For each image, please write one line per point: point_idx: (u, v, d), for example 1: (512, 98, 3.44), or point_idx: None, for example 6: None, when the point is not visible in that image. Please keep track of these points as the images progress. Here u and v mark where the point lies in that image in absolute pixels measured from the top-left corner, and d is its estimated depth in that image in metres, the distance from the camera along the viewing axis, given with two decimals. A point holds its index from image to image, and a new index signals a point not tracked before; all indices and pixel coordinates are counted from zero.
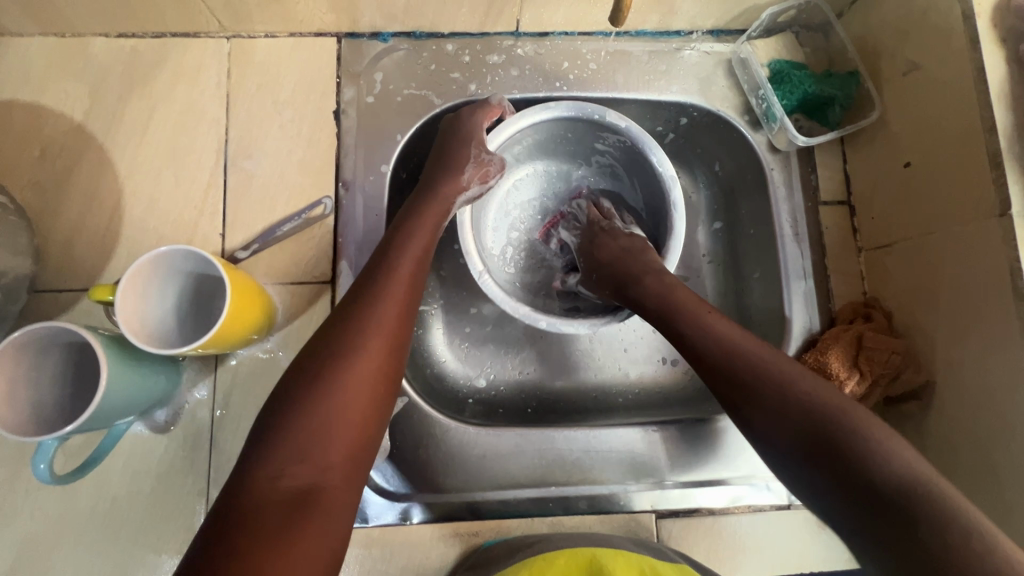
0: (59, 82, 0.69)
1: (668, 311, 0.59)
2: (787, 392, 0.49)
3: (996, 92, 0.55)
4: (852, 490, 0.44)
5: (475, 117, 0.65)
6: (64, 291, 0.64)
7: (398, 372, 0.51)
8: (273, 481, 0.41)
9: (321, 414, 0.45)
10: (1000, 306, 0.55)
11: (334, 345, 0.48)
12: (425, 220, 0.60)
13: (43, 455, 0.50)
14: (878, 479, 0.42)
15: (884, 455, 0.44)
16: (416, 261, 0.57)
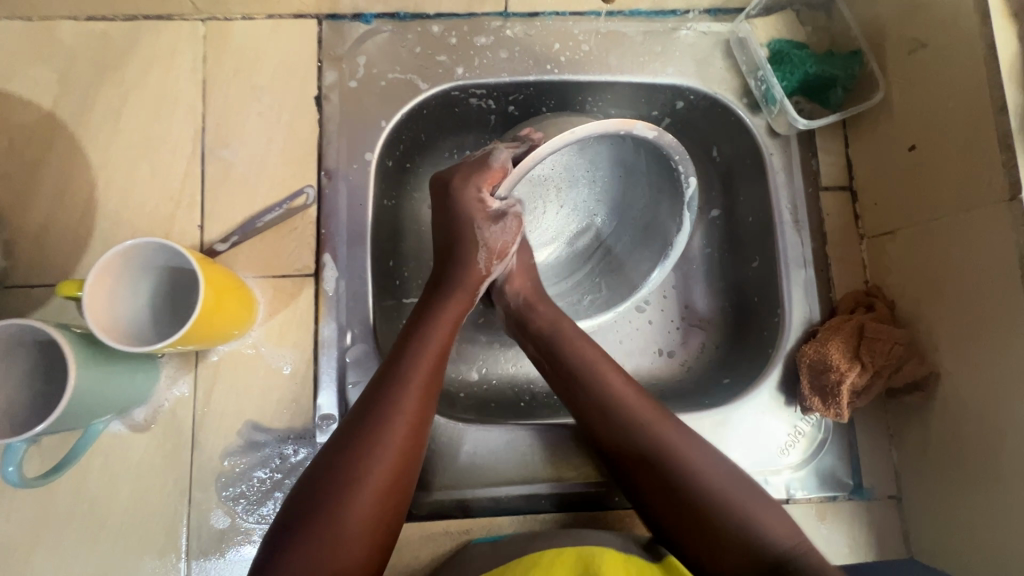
0: (26, 68, 0.66)
1: (569, 372, 0.59)
2: (683, 469, 0.52)
3: (1007, 69, 0.53)
4: (727, 567, 0.49)
5: (477, 185, 0.59)
6: (36, 287, 0.62)
7: (418, 458, 0.50)
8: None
9: (333, 530, 0.44)
10: (1008, 295, 0.53)
11: (342, 461, 0.46)
12: (445, 311, 0.57)
13: (11, 457, 0.48)
14: (762, 553, 0.48)
15: (761, 534, 0.49)
16: (434, 363, 0.54)
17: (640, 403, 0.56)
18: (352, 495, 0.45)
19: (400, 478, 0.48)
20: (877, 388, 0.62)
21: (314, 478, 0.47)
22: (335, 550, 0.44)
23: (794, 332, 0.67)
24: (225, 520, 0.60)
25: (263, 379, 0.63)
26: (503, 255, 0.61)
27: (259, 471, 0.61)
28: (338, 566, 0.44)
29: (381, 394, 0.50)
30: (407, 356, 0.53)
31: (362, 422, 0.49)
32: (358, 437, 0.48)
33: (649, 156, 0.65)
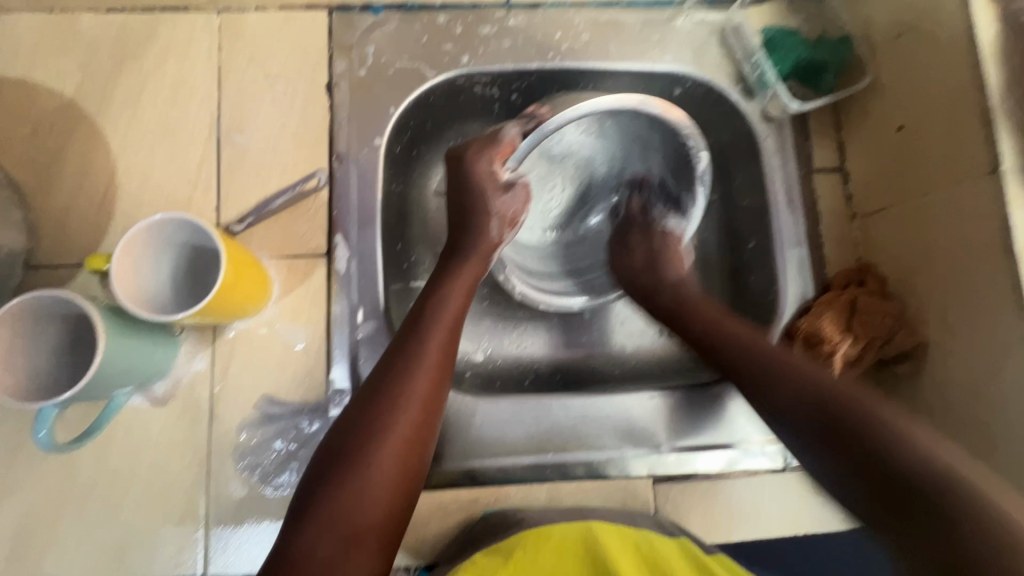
0: (48, 58, 0.68)
1: (674, 311, 0.65)
2: (797, 381, 0.50)
3: (986, 49, 0.55)
4: (883, 483, 0.42)
5: (483, 157, 0.63)
6: (59, 267, 0.64)
7: (439, 413, 0.52)
8: (308, 554, 0.43)
9: (360, 474, 0.46)
10: (991, 264, 0.55)
11: (367, 413, 0.49)
12: (460, 275, 0.59)
13: (43, 421, 0.51)
14: (899, 468, 0.41)
15: (912, 444, 0.42)
16: (452, 323, 0.56)
17: (756, 341, 0.57)
18: (378, 441, 0.47)
19: (424, 427, 0.50)
20: (870, 359, 0.64)
21: (341, 430, 0.49)
22: (361, 491, 0.45)
23: (790, 309, 0.70)
24: (243, 489, 0.62)
25: (279, 355, 0.65)
26: (514, 223, 0.64)
27: (276, 442, 0.63)
28: (366, 508, 0.45)
29: (402, 353, 0.52)
30: (426, 317, 0.55)
31: (386, 376, 0.51)
32: (385, 389, 0.50)
33: (666, 137, 0.69)
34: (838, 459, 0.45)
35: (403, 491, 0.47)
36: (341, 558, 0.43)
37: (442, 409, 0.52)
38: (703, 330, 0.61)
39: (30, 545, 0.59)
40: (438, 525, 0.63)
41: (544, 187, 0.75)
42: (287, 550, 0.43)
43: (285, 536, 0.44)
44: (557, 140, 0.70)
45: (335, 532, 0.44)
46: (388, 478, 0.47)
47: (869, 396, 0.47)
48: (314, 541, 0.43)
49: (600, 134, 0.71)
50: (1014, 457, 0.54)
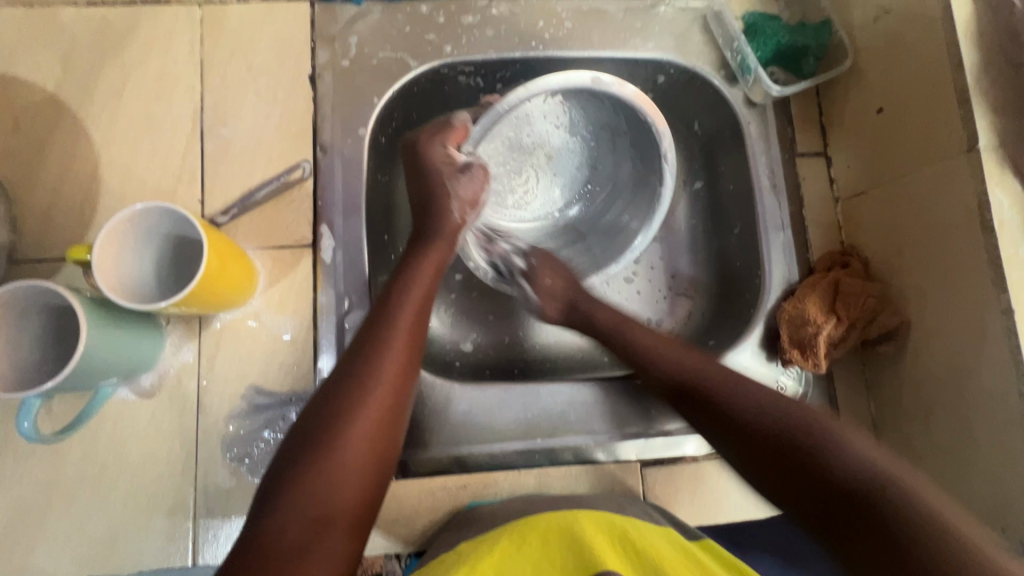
0: (29, 52, 0.68)
1: (617, 329, 0.65)
2: (736, 398, 0.52)
3: (962, 28, 0.56)
4: (819, 492, 0.43)
5: (433, 140, 0.63)
6: (44, 260, 0.64)
7: (408, 395, 0.51)
8: (277, 537, 0.42)
9: (327, 459, 0.45)
10: (970, 240, 0.56)
11: (335, 395, 0.48)
12: (427, 258, 0.59)
13: (27, 413, 0.51)
14: (838, 473, 0.42)
15: (850, 453, 0.43)
16: (420, 305, 0.55)
17: (696, 356, 0.58)
18: (348, 419, 0.47)
19: (393, 409, 0.49)
20: (853, 339, 0.65)
21: (307, 416, 0.48)
22: (329, 475, 0.45)
23: (775, 292, 0.70)
24: (231, 480, 0.62)
25: (266, 346, 0.65)
26: (475, 204, 0.64)
27: (264, 432, 0.63)
28: (334, 492, 0.44)
29: (369, 336, 0.52)
30: (392, 301, 0.55)
31: (354, 360, 0.50)
32: (352, 374, 0.49)
33: (632, 119, 0.69)
34: (795, 475, 0.45)
35: (373, 472, 0.47)
36: (309, 543, 0.42)
37: (412, 391, 0.52)
38: (653, 360, 0.60)
39: (17, 539, 0.59)
40: (428, 512, 0.63)
41: (518, 181, 0.76)
42: (252, 538, 0.42)
43: (251, 524, 0.43)
44: (524, 127, 0.72)
45: (302, 517, 0.43)
46: (357, 461, 0.46)
47: (814, 411, 0.47)
48: (280, 526, 0.42)
49: (569, 126, 0.74)
50: (995, 431, 0.55)
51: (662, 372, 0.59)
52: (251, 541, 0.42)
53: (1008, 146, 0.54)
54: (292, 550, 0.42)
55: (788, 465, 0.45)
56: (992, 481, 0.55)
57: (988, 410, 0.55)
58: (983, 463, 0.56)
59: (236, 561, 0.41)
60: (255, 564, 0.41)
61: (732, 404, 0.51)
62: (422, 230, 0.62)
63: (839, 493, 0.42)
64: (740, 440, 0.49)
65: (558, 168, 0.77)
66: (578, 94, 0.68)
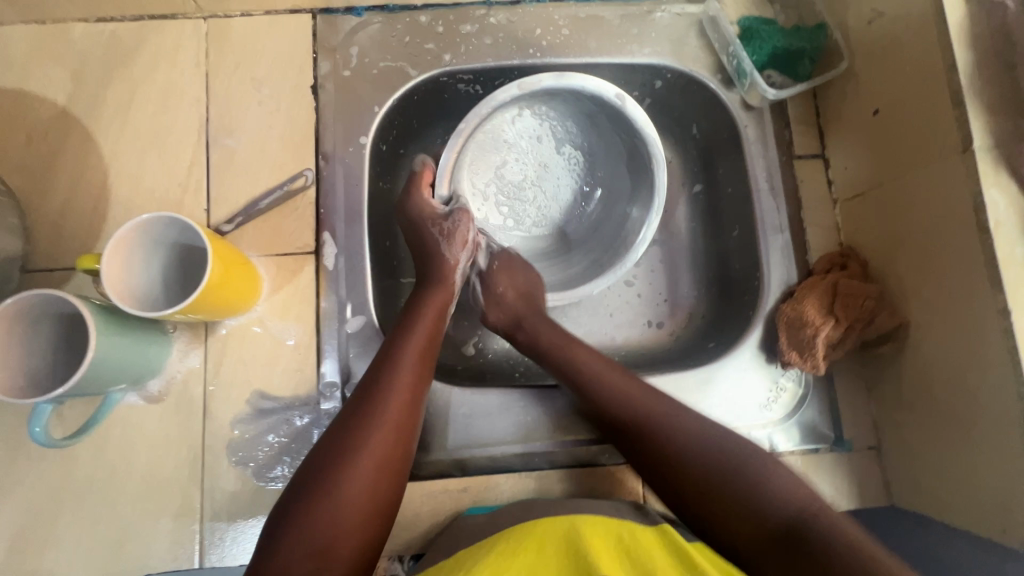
0: (41, 67, 0.70)
1: (544, 352, 0.65)
2: (678, 428, 0.56)
3: (955, 30, 0.56)
4: (765, 534, 0.48)
5: (414, 195, 0.66)
6: (55, 269, 0.66)
7: (413, 431, 0.53)
8: (287, 568, 0.44)
9: (334, 492, 0.47)
10: (966, 240, 0.56)
11: (345, 428, 0.50)
12: (432, 300, 0.61)
13: (37, 419, 0.53)
14: (774, 516, 0.48)
15: (782, 500, 0.49)
16: (428, 342, 0.58)
17: (641, 389, 0.59)
18: (356, 454, 0.49)
19: (399, 446, 0.51)
20: (852, 341, 0.65)
21: (319, 448, 0.50)
22: (336, 509, 0.46)
23: (773, 295, 0.70)
24: (236, 483, 0.63)
25: (270, 351, 0.66)
26: (466, 243, 0.65)
27: (268, 436, 0.65)
28: (339, 528, 0.46)
29: (380, 369, 0.54)
30: (405, 335, 0.57)
31: (365, 395, 0.52)
32: (362, 409, 0.51)
33: (594, 103, 0.69)
34: (737, 533, 0.49)
35: (378, 504, 0.49)
36: None
37: (416, 429, 0.54)
38: (594, 388, 0.61)
39: (30, 542, 0.61)
40: (429, 515, 0.64)
41: (523, 197, 0.77)
42: (264, 572, 0.44)
43: (260, 552, 0.45)
44: (507, 152, 0.75)
45: (311, 547, 0.45)
46: (363, 494, 0.48)
47: (743, 447, 0.54)
48: (287, 558, 0.44)
49: (546, 132, 0.76)
50: (994, 431, 0.54)
51: (621, 414, 0.59)
52: (264, 571, 0.44)
53: (1004, 146, 0.54)
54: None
55: (715, 503, 0.51)
56: (991, 482, 0.55)
57: (989, 410, 0.55)
58: (983, 465, 0.56)
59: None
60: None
61: (670, 439, 0.55)
62: (424, 276, 0.64)
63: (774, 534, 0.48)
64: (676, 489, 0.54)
65: (561, 172, 0.78)
66: (530, 102, 0.71)
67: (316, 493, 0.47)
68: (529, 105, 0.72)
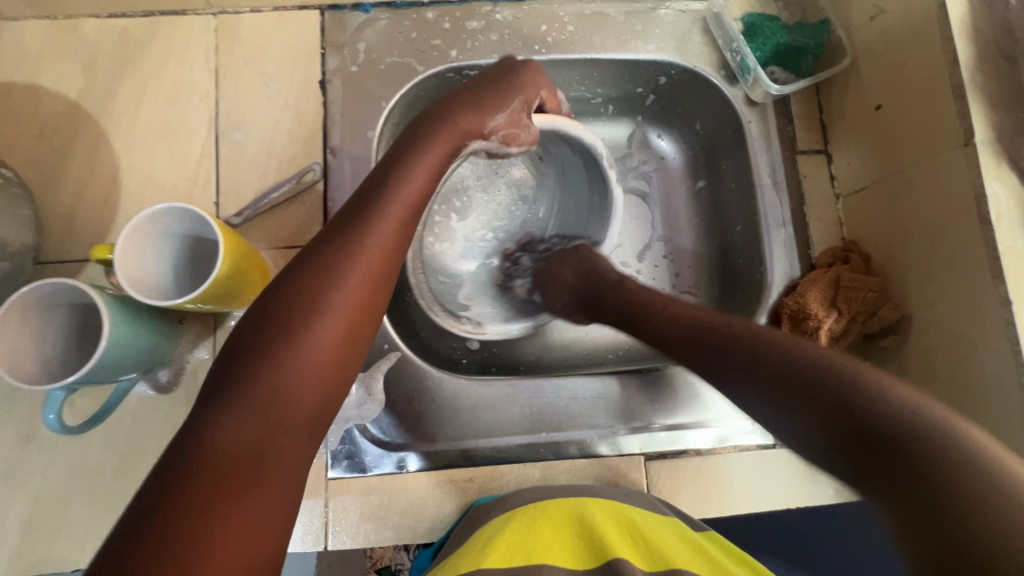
0: (54, 63, 0.71)
1: (636, 309, 0.62)
2: (771, 341, 0.48)
3: (956, 25, 0.57)
4: (861, 437, 0.38)
5: (538, 77, 0.61)
6: (67, 261, 0.67)
7: (381, 305, 0.45)
8: (233, 435, 0.37)
9: (286, 359, 0.39)
10: (968, 233, 0.56)
11: (298, 286, 0.42)
12: (422, 160, 0.52)
13: (51, 406, 0.54)
14: (883, 419, 0.38)
15: (896, 397, 0.38)
16: (414, 202, 0.50)
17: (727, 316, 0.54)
18: (312, 320, 0.41)
19: (362, 317, 0.43)
20: (854, 333, 0.65)
21: (265, 306, 0.42)
22: (288, 379, 0.39)
23: (777, 288, 0.71)
24: None
25: None
26: (509, 141, 0.59)
27: None
28: (290, 402, 0.39)
29: (352, 221, 0.46)
30: (385, 196, 0.48)
31: (326, 252, 0.44)
32: (321, 266, 0.43)
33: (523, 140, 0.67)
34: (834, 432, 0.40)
35: (333, 376, 0.41)
36: (256, 452, 0.37)
37: (384, 303, 0.46)
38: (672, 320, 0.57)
39: (41, 529, 0.62)
40: (436, 505, 0.65)
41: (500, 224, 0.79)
42: (202, 435, 0.36)
43: (191, 420, 0.37)
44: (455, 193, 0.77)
45: (262, 412, 0.38)
46: (320, 363, 0.41)
47: (847, 356, 0.43)
48: (228, 427, 0.37)
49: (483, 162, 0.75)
50: (996, 421, 0.55)
51: (719, 329, 0.53)
52: (199, 436, 0.36)
53: (1005, 140, 0.55)
54: (249, 451, 0.37)
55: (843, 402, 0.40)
56: None
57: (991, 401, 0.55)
58: None
59: (186, 464, 0.35)
60: (201, 466, 0.35)
61: (756, 349, 0.48)
62: (417, 129, 0.55)
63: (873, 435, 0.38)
64: (769, 387, 0.46)
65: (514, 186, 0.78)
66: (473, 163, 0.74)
67: (266, 352, 0.39)
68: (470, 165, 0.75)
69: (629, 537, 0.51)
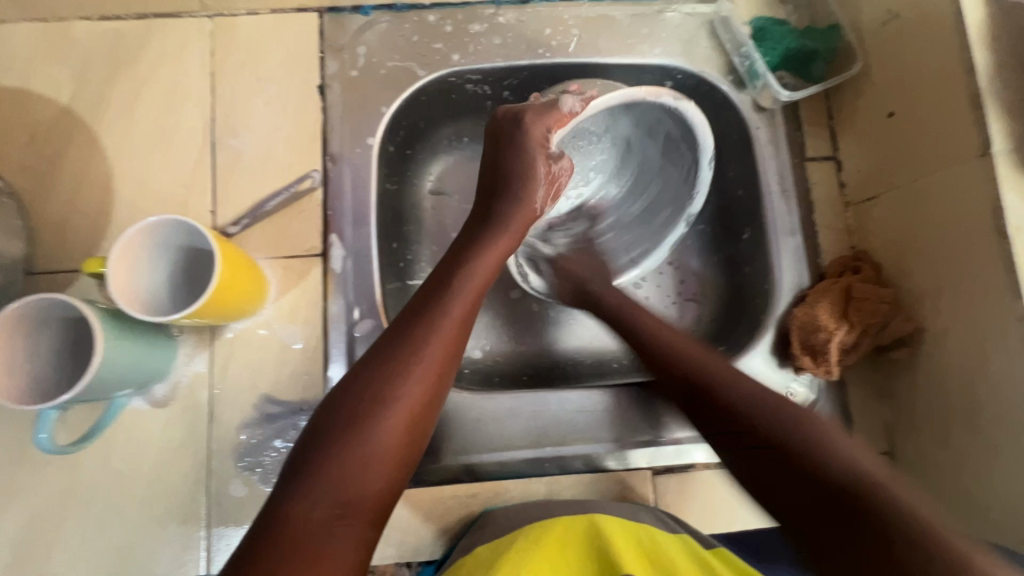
0: (44, 67, 0.69)
1: (620, 313, 0.65)
2: (735, 386, 0.51)
3: (974, 32, 0.55)
4: (816, 503, 0.41)
5: (543, 121, 0.61)
6: (59, 272, 0.65)
7: (445, 388, 0.50)
8: (306, 516, 0.41)
9: (362, 441, 0.44)
10: (983, 245, 0.55)
11: (376, 370, 0.47)
12: (490, 245, 0.58)
13: (44, 424, 0.52)
14: (833, 470, 0.41)
15: (839, 452, 0.42)
16: (478, 289, 0.54)
17: (676, 337, 0.59)
18: (383, 403, 0.45)
19: (430, 401, 0.48)
20: (865, 345, 0.64)
21: (348, 386, 0.47)
22: (364, 459, 0.44)
23: (785, 298, 0.69)
24: (243, 489, 0.62)
25: (277, 355, 0.65)
26: (555, 193, 0.64)
27: (275, 441, 0.64)
28: (364, 482, 0.43)
29: (418, 316, 0.50)
30: (455, 281, 0.53)
31: (401, 337, 0.49)
32: (397, 353, 0.48)
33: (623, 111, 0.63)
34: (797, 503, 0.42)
35: (401, 457, 0.46)
36: (334, 528, 0.41)
37: (449, 386, 0.50)
38: (657, 338, 0.61)
39: (33, 548, 0.60)
40: (439, 520, 0.63)
41: (582, 179, 0.76)
42: (281, 514, 0.41)
43: (278, 495, 0.42)
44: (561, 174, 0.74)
45: (331, 496, 0.42)
46: (392, 443, 0.45)
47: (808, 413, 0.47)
48: (310, 505, 0.41)
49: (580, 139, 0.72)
50: (1013, 438, 0.54)
51: (680, 367, 0.56)
52: (278, 512, 0.41)
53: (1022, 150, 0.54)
54: (320, 533, 0.41)
55: (788, 451, 0.44)
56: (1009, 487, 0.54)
57: (1007, 417, 0.54)
58: (1000, 471, 0.55)
59: (270, 534, 0.40)
60: (282, 534, 0.40)
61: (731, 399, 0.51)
62: (486, 212, 0.61)
63: (838, 496, 0.40)
64: (746, 434, 0.47)
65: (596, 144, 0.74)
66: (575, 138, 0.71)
67: (339, 439, 0.44)
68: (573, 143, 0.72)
69: (636, 547, 0.49)
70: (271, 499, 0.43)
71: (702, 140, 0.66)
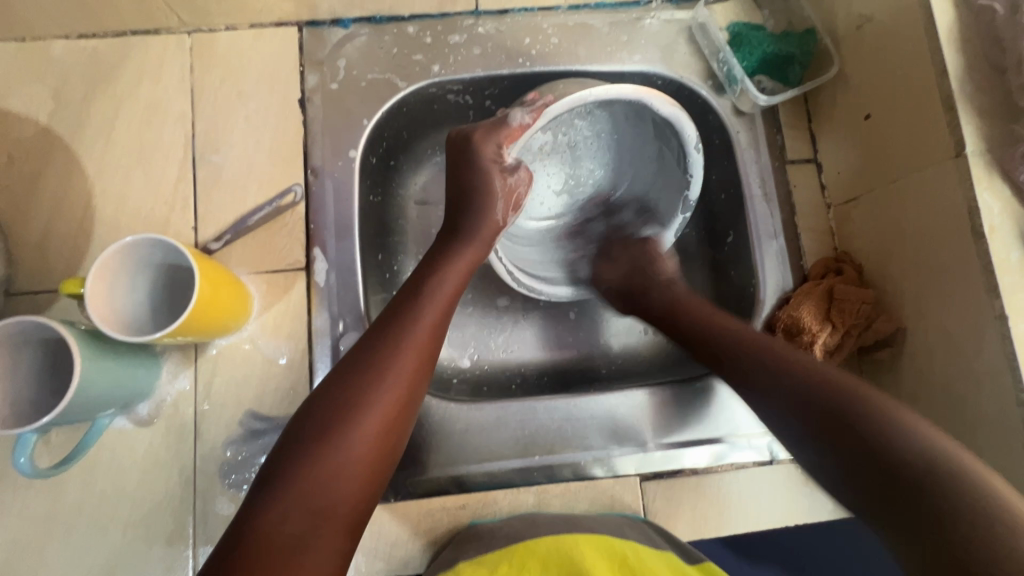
0: (22, 86, 0.69)
1: (675, 310, 0.64)
2: (783, 367, 0.51)
3: (944, 35, 0.56)
4: (852, 457, 0.45)
5: (492, 139, 0.60)
6: (39, 292, 0.65)
7: (419, 395, 0.50)
8: (278, 527, 0.41)
9: (335, 451, 0.44)
10: (962, 246, 0.55)
11: (346, 382, 0.47)
12: (460, 258, 0.58)
13: (23, 447, 0.52)
14: (899, 450, 0.43)
15: (908, 429, 0.43)
16: (449, 299, 0.55)
17: (747, 329, 0.57)
18: (356, 412, 0.46)
19: (403, 409, 0.48)
20: (849, 346, 0.64)
21: (321, 396, 0.47)
22: (336, 469, 0.44)
23: (769, 301, 0.70)
24: (230, 506, 0.62)
25: (262, 370, 0.65)
26: (518, 206, 0.63)
27: (260, 457, 0.63)
28: (337, 491, 0.44)
29: (389, 325, 0.51)
30: (425, 291, 0.54)
31: (374, 346, 0.49)
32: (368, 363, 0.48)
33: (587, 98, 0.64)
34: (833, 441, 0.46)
35: (375, 464, 0.46)
36: (308, 535, 0.42)
37: (423, 394, 0.51)
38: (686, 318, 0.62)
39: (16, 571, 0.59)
40: (428, 533, 0.63)
41: (580, 182, 0.76)
42: (254, 522, 0.41)
43: (251, 505, 0.42)
44: (558, 178, 0.75)
45: (305, 506, 0.42)
46: (364, 450, 0.45)
47: (857, 383, 0.48)
48: (283, 511, 0.42)
49: (569, 141, 0.73)
50: (994, 435, 0.54)
51: (728, 339, 0.57)
52: (250, 524, 0.41)
53: (995, 151, 0.54)
54: (293, 540, 0.41)
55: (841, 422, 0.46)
56: None
57: (989, 416, 0.55)
58: None
59: (238, 545, 0.40)
60: (252, 545, 0.40)
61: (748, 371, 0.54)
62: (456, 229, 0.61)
63: (890, 473, 0.42)
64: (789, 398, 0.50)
65: (591, 148, 0.74)
66: (565, 139, 0.72)
67: (310, 447, 0.44)
68: (565, 145, 0.73)
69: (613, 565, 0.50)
70: (243, 512, 0.42)
71: (681, 129, 0.63)
